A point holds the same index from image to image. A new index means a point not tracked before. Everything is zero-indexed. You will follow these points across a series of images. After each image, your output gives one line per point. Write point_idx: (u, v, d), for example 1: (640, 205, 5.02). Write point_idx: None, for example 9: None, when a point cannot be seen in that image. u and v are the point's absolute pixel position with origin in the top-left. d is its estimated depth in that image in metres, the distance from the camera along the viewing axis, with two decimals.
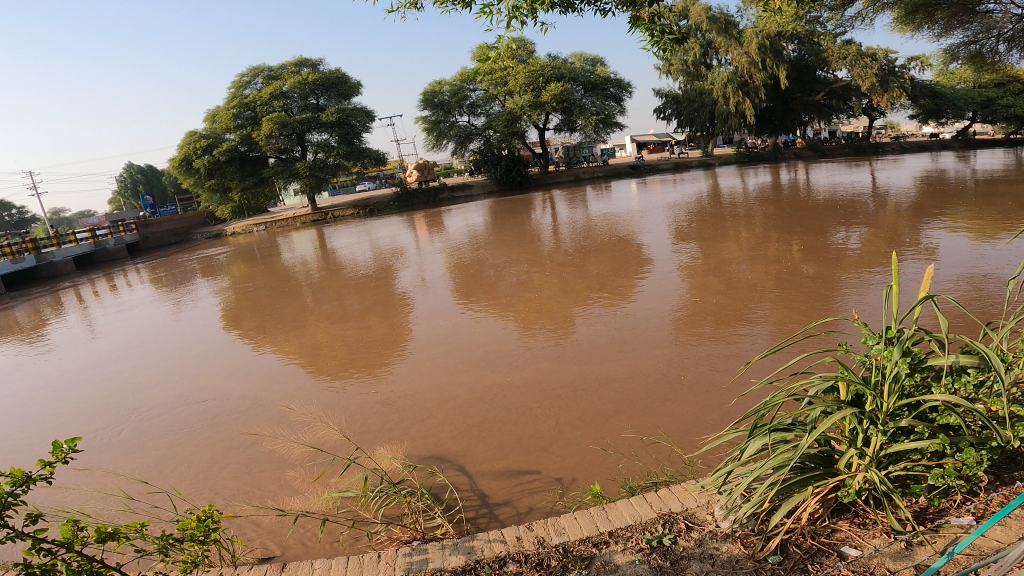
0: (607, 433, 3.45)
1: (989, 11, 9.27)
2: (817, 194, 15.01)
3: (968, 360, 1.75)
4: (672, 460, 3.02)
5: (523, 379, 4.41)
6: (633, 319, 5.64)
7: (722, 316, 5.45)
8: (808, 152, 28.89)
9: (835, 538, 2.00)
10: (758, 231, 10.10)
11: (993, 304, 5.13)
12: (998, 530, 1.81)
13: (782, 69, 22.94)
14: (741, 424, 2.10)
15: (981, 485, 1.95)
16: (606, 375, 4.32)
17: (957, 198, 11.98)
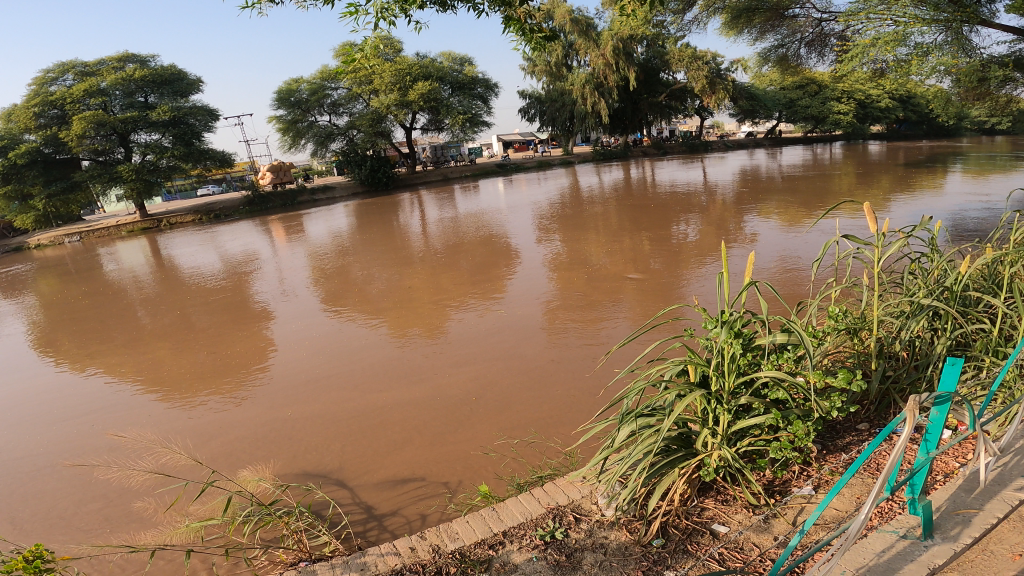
0: (485, 432, 3.49)
1: (795, 16, 10.07)
2: (660, 189, 16.55)
3: (785, 338, 2.03)
4: (550, 453, 3.09)
5: (401, 384, 4.38)
6: (506, 315, 5.78)
7: (587, 308, 5.74)
8: (653, 150, 31.45)
9: (705, 517, 2.13)
10: (612, 226, 10.79)
11: (802, 283, 5.95)
12: (835, 498, 2.06)
13: (632, 71, 24.65)
14: (611, 413, 2.22)
15: (813, 456, 2.25)
16: (483, 374, 4.35)
17: (768, 193, 13.94)
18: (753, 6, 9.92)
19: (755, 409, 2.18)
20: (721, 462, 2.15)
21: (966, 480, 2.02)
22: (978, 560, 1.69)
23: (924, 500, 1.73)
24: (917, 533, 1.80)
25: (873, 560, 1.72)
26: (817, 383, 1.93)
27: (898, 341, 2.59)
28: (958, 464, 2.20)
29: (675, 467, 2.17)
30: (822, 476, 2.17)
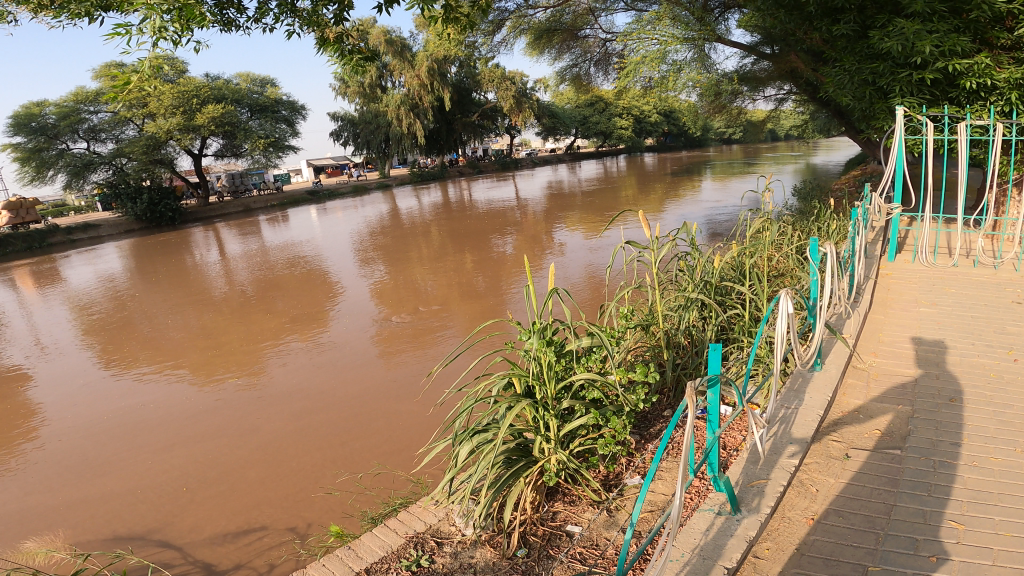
0: (328, 467, 3.36)
1: (585, 36, 11.27)
2: (478, 207, 17.60)
3: (589, 341, 2.42)
4: (397, 481, 3.07)
5: (232, 430, 4.08)
6: (338, 346, 5.69)
7: (418, 331, 5.86)
8: (467, 170, 32.38)
9: (559, 520, 2.22)
10: (434, 246, 11.23)
11: (600, 288, 6.81)
12: (657, 484, 2.33)
13: (446, 92, 25.52)
14: (450, 435, 2.32)
15: (634, 447, 2.55)
16: (318, 410, 4.20)
17: (573, 206, 15.55)
18: (552, 28, 10.99)
19: (578, 411, 2.44)
20: (560, 465, 2.31)
21: (750, 454, 2.47)
22: (784, 527, 2.07)
23: (724, 477, 2.07)
24: (727, 509, 2.08)
25: (703, 541, 1.91)
26: (621, 378, 2.32)
27: (681, 332, 3.56)
28: (742, 436, 2.80)
29: (521, 476, 2.27)
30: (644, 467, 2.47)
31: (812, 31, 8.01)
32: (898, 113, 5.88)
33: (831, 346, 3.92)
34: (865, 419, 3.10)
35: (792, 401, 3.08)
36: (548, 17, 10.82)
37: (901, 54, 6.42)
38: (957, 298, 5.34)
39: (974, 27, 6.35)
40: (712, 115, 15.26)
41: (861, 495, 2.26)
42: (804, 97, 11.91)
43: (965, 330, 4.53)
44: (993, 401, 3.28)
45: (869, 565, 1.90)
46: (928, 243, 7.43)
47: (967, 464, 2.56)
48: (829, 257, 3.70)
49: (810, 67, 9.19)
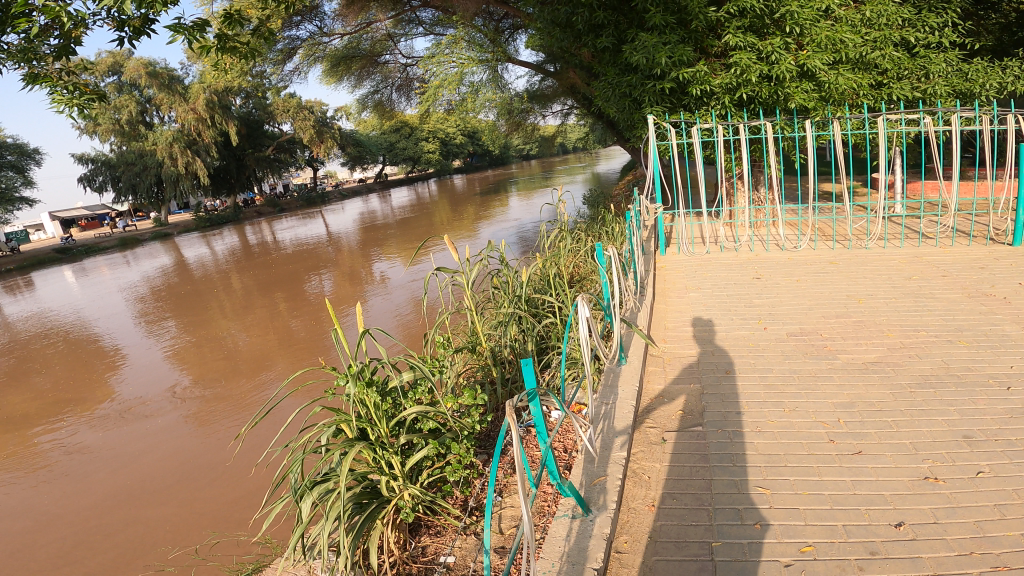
0: (156, 549, 3.35)
1: (386, 62, 13.24)
2: (285, 247, 17.11)
3: (409, 376, 2.62)
4: (234, 549, 3.19)
5: (31, 531, 3.81)
6: (141, 426, 5.43)
7: (231, 398, 5.83)
8: (267, 208, 30.19)
9: (431, 553, 2.42)
10: (238, 296, 10.87)
11: (420, 325, 7.24)
12: (510, 501, 2.65)
13: (231, 126, 23.54)
14: (291, 491, 2.33)
15: (478, 468, 2.84)
16: (136, 509, 3.87)
17: (385, 239, 15.84)
18: (350, 56, 12.64)
19: (418, 445, 2.64)
20: (415, 500, 2.48)
21: (585, 455, 2.72)
22: (633, 520, 2.36)
23: (568, 483, 2.26)
24: (579, 511, 2.27)
25: (567, 546, 2.07)
26: (447, 408, 2.58)
27: (504, 347, 3.83)
28: (573, 439, 3.16)
29: (377, 517, 2.40)
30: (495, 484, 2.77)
31: (583, 48, 8.89)
32: (650, 121, 6.93)
33: (630, 341, 4.28)
34: (668, 401, 3.57)
35: (609, 396, 3.39)
36: (346, 44, 12.40)
37: (646, 66, 7.36)
38: (714, 280, 6.36)
39: (697, 36, 7.53)
40: (509, 134, 16.18)
41: (685, 476, 2.66)
42: (584, 113, 13.45)
43: (724, 308, 5.40)
44: (756, 367, 3.97)
45: (710, 541, 2.21)
46: (688, 236, 8.71)
47: (753, 430, 3.08)
48: (613, 260, 4.22)
49: (585, 81, 10.19)
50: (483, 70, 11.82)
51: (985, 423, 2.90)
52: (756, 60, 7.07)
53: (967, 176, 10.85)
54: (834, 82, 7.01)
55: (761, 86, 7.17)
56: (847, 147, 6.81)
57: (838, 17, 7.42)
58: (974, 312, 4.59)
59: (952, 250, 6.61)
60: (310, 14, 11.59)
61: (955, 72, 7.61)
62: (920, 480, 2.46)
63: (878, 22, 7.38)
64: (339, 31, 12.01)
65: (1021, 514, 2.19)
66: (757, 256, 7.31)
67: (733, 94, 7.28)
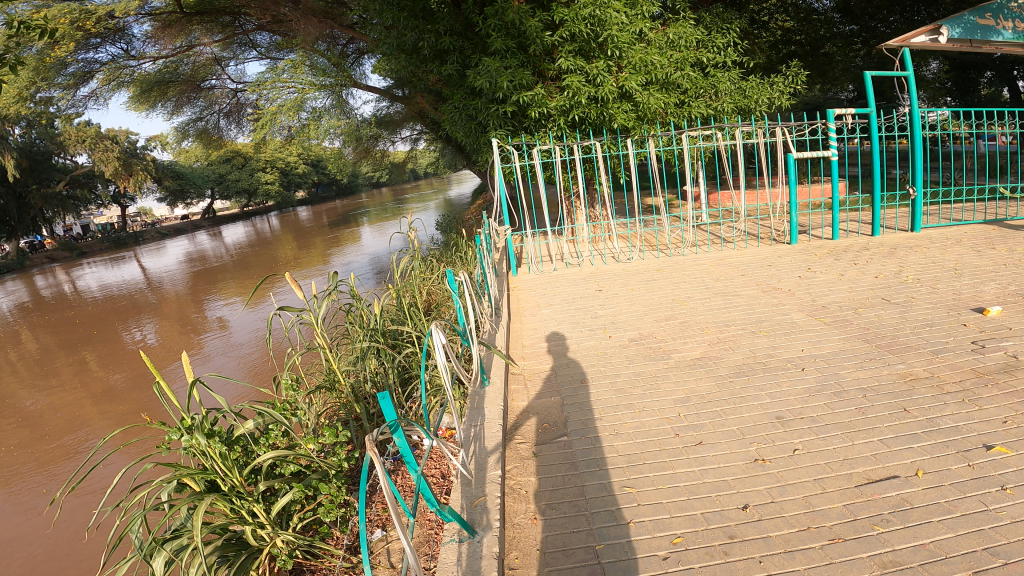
0: None
1: (210, 87, 12.52)
2: (91, 296, 15.27)
3: (255, 420, 2.55)
4: None
5: None
6: None
7: (44, 465, 5.24)
8: (63, 252, 26.48)
9: None
10: (36, 355, 9.56)
11: (269, 368, 6.91)
12: (391, 532, 2.68)
13: (7, 158, 20.66)
14: (140, 554, 2.21)
15: (354, 504, 2.86)
16: None
17: (216, 279, 14.82)
18: (165, 80, 11.70)
19: (282, 490, 2.60)
20: (289, 546, 2.46)
21: (462, 478, 2.80)
22: (518, 535, 2.48)
23: (449, 508, 2.32)
24: (465, 534, 2.34)
25: (460, 569, 2.13)
26: (304, 449, 2.56)
27: (364, 383, 3.78)
28: (446, 465, 3.25)
29: (250, 567, 2.35)
30: (376, 518, 2.76)
31: (428, 72, 9.08)
32: (495, 145, 7.19)
33: (491, 361, 4.45)
34: (531, 416, 3.76)
35: (477, 419, 3.48)
36: (160, 68, 11.53)
37: (489, 90, 7.69)
38: (563, 296, 6.74)
39: (534, 60, 7.97)
40: (358, 162, 15.92)
41: (561, 486, 2.83)
42: (432, 136, 13.84)
43: (573, 321, 5.77)
44: (606, 373, 4.30)
45: (594, 545, 2.39)
46: (536, 256, 9.12)
47: (611, 433, 3.35)
48: (465, 285, 4.32)
49: (431, 104, 10.34)
50: (325, 95, 11.64)
51: (791, 402, 3.42)
52: (584, 82, 7.65)
53: (755, 185, 12.53)
54: (648, 101, 7.80)
55: (589, 108, 7.83)
56: (661, 164, 7.59)
57: (649, 40, 8.24)
58: (769, 304, 5.35)
59: (747, 251, 7.64)
60: (114, 36, 10.54)
61: (737, 89, 8.94)
62: (752, 463, 2.84)
63: (679, 44, 8.29)
64: (150, 54, 11.05)
65: (836, 486, 2.61)
66: (597, 269, 7.87)
67: (568, 115, 7.85)
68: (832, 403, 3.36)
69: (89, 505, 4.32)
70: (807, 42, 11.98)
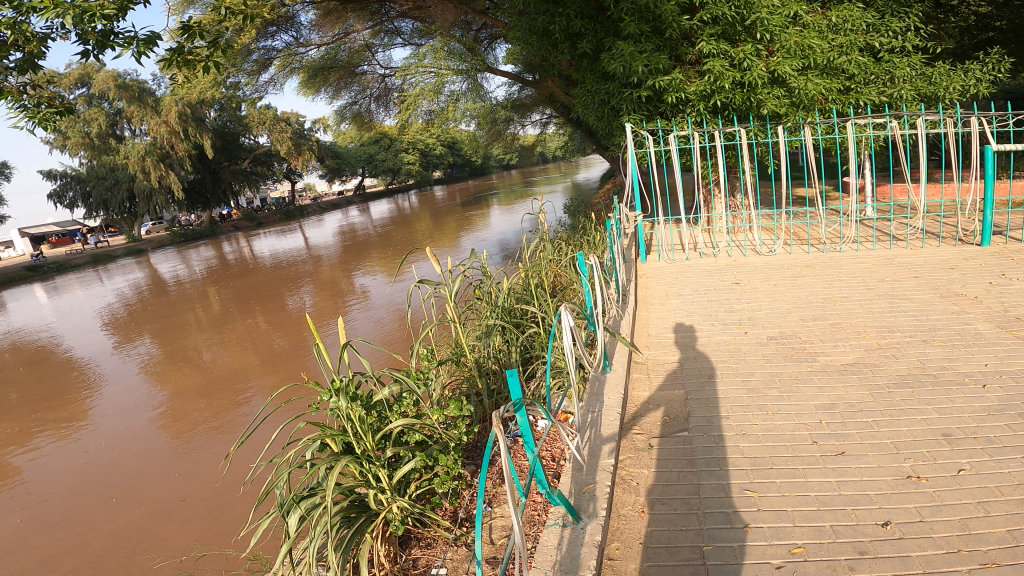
0: (138, 570, 3.50)
1: (363, 73, 13.25)
2: (262, 262, 17.13)
3: (391, 389, 2.66)
4: (227, 563, 3.38)
5: (21, 551, 3.94)
6: (123, 444, 5.54)
7: (214, 414, 5.97)
8: (246, 222, 30.11)
9: (421, 566, 2.48)
10: (216, 314, 10.92)
11: (404, 336, 7.28)
12: (499, 508, 2.69)
13: (205, 138, 23.88)
14: (277, 508, 2.39)
15: (467, 480, 2.90)
16: (127, 523, 4.07)
17: (363, 252, 15.94)
18: (327, 67, 12.61)
19: (405, 459, 2.70)
20: (403, 512, 2.53)
21: (573, 463, 2.75)
22: (624, 526, 2.38)
23: (558, 492, 2.28)
24: (570, 520, 2.29)
25: (559, 554, 2.09)
26: (431, 419, 2.64)
27: (489, 358, 3.88)
28: (560, 449, 3.19)
29: (366, 529, 2.45)
30: (487, 496, 2.78)
31: (558, 56, 9.00)
32: (628, 130, 6.93)
33: (615, 349, 4.35)
34: (653, 408, 3.60)
35: (594, 404, 3.40)
36: (323, 55, 12.44)
37: (623, 75, 7.45)
38: (695, 286, 6.43)
39: (671, 44, 7.59)
40: (490, 143, 16.53)
41: (675, 482, 2.68)
42: (561, 121, 13.74)
43: (705, 313, 5.47)
44: (738, 371, 4.02)
45: (702, 545, 2.23)
46: (668, 244, 8.74)
47: (738, 434, 3.11)
48: (595, 269, 4.23)
49: (562, 89, 10.33)
50: (462, 79, 11.94)
51: (963, 421, 2.97)
52: (728, 67, 7.15)
53: (935, 180, 11.10)
54: (804, 87, 7.15)
55: (734, 93, 7.28)
56: (818, 153, 6.91)
57: (806, 23, 7.58)
58: (946, 312, 4.70)
59: (924, 252, 6.80)
60: (286, 24, 11.55)
61: (919, 75, 7.89)
62: (904, 480, 2.50)
63: (844, 27, 7.56)
64: (315, 42, 11.99)
65: (1002, 510, 2.24)
66: (735, 261, 7.41)
67: (708, 101, 7.36)
68: (1015, 425, 2.87)
69: (248, 457, 4.80)
70: (1009, 27, 10.38)
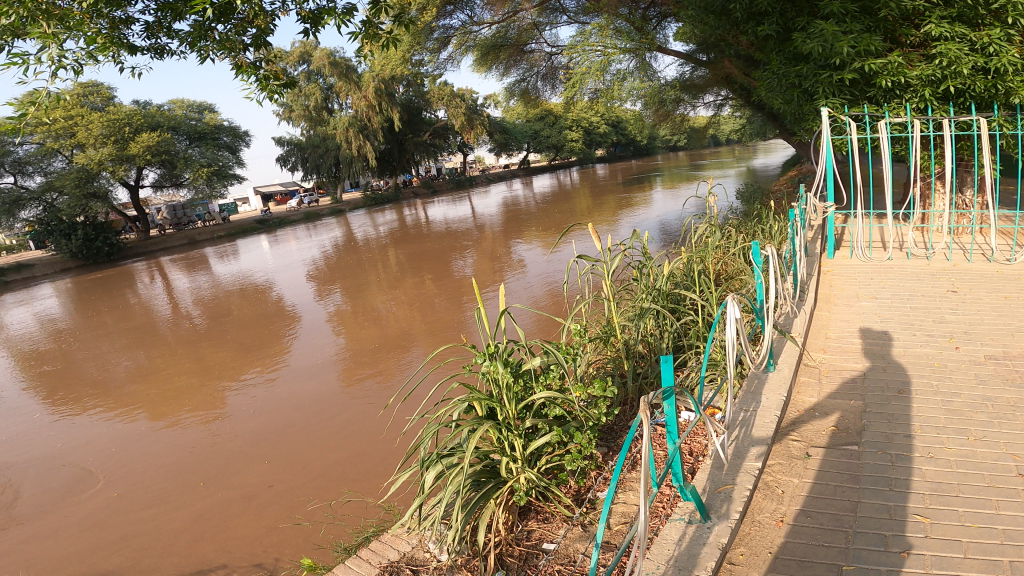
0: (293, 509, 3.87)
1: (531, 51, 13.38)
2: (434, 227, 18.49)
3: (541, 362, 2.66)
4: (366, 510, 3.65)
5: (210, 474, 4.61)
6: (303, 390, 6.22)
7: (379, 366, 6.52)
8: (423, 191, 32.79)
9: (535, 540, 2.44)
10: (392, 273, 11.98)
11: (557, 309, 7.32)
12: (628, 493, 2.57)
13: (395, 111, 26.11)
14: (417, 463, 2.50)
15: (599, 462, 2.80)
16: (293, 463, 4.55)
17: (526, 223, 16.47)
18: (499, 45, 12.96)
19: (541, 432, 2.69)
20: (529, 485, 2.52)
21: (715, 460, 2.52)
22: (756, 532, 2.14)
23: (690, 485, 2.12)
24: (697, 517, 2.13)
25: (676, 550, 1.95)
26: (575, 394, 2.59)
27: (638, 340, 3.73)
28: (705, 444, 2.95)
29: (492, 496, 2.48)
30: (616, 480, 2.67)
31: (739, 36, 8.41)
32: (824, 114, 6.18)
33: (783, 346, 3.94)
34: (820, 416, 3.15)
35: (750, 403, 3.11)
36: (494, 33, 12.80)
37: (821, 55, 6.72)
38: (895, 290, 5.60)
39: (886, 24, 6.69)
40: (658, 123, 16.07)
41: (827, 495, 2.35)
42: (738, 103, 12.74)
43: (905, 322, 4.73)
44: (938, 390, 3.40)
45: (844, 566, 1.96)
46: (865, 240, 7.76)
47: (924, 455, 2.64)
48: (771, 259, 3.82)
49: (741, 71, 9.60)
50: (628, 58, 11.60)
51: None
52: (968, 51, 6.06)
53: None
54: None
55: (973, 79, 6.08)
56: None
57: None
58: None
59: None
60: (462, 3, 12.15)
61: None
62: None
63: None
64: (487, 19, 12.43)
65: None
66: (954, 265, 6.33)
67: (936, 88, 6.24)
68: None
69: (406, 412, 5.14)
70: None
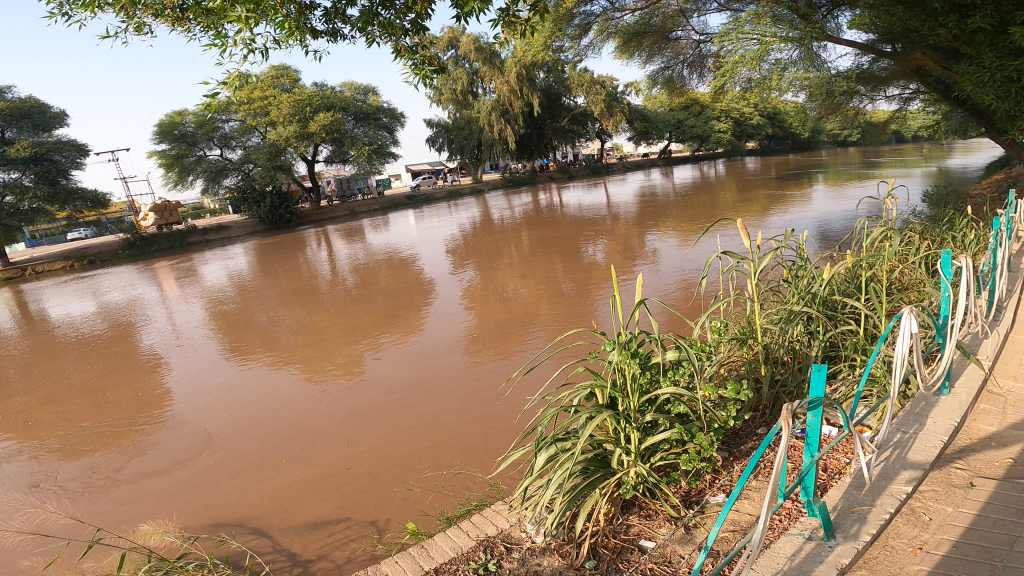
0: (410, 476, 4.11)
1: (677, 38, 12.68)
2: (568, 211, 18.62)
3: (675, 357, 2.58)
4: (473, 486, 3.79)
5: (343, 433, 5.03)
6: (432, 360, 6.56)
7: (502, 344, 6.71)
8: (557, 175, 33.14)
9: (632, 534, 2.39)
10: (524, 254, 12.23)
11: (693, 305, 7.03)
12: (744, 503, 2.43)
13: (535, 96, 26.45)
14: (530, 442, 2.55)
15: (717, 467, 2.67)
16: (416, 431, 4.82)
17: (663, 213, 16.00)
18: (642, 31, 12.53)
19: (661, 428, 2.62)
20: (639, 478, 2.48)
21: (854, 480, 2.31)
22: (883, 556, 1.96)
23: (819, 500, 1.99)
24: (819, 534, 1.99)
25: (788, 564, 1.86)
26: (704, 394, 2.49)
27: (781, 345, 3.48)
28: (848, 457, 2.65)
29: (599, 484, 2.48)
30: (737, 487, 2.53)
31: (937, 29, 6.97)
32: None
33: (964, 370, 3.46)
34: (998, 446, 2.70)
35: (910, 425, 2.78)
36: (637, 19, 12.37)
37: None
38: None
39: None
40: (825, 117, 14.65)
41: (983, 526, 2.09)
42: (930, 96, 11.12)
43: None
44: None
45: None
46: None
47: None
48: (966, 271, 3.33)
49: (939, 65, 8.31)
50: (792, 49, 10.36)
51: None
52: None
53: None
54: None
55: None
56: None
57: None
58: None
59: None
60: None
61: None
62: None
63: None
64: (630, 6, 11.93)
65: None
66: None
67: None
68: None
69: (528, 390, 5.25)
70: None
